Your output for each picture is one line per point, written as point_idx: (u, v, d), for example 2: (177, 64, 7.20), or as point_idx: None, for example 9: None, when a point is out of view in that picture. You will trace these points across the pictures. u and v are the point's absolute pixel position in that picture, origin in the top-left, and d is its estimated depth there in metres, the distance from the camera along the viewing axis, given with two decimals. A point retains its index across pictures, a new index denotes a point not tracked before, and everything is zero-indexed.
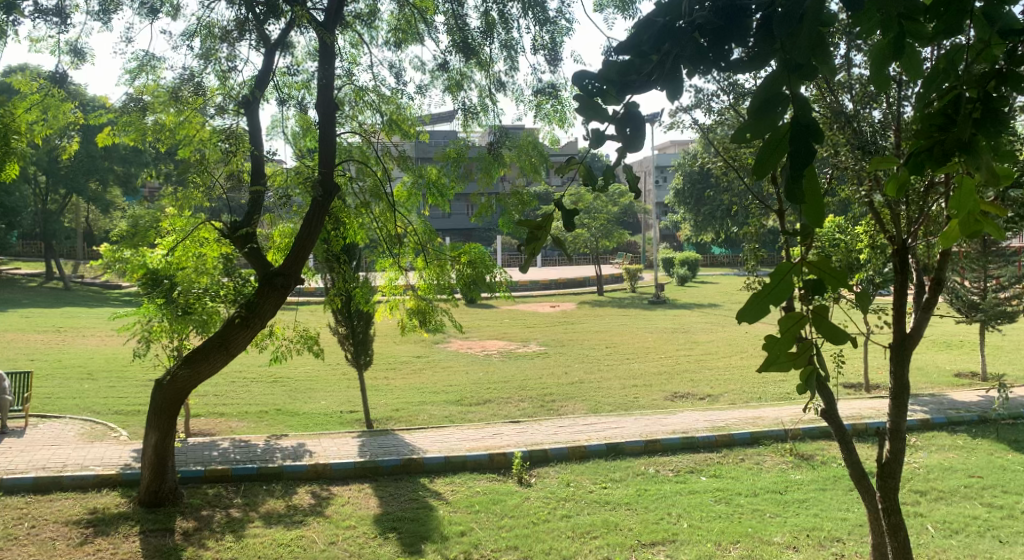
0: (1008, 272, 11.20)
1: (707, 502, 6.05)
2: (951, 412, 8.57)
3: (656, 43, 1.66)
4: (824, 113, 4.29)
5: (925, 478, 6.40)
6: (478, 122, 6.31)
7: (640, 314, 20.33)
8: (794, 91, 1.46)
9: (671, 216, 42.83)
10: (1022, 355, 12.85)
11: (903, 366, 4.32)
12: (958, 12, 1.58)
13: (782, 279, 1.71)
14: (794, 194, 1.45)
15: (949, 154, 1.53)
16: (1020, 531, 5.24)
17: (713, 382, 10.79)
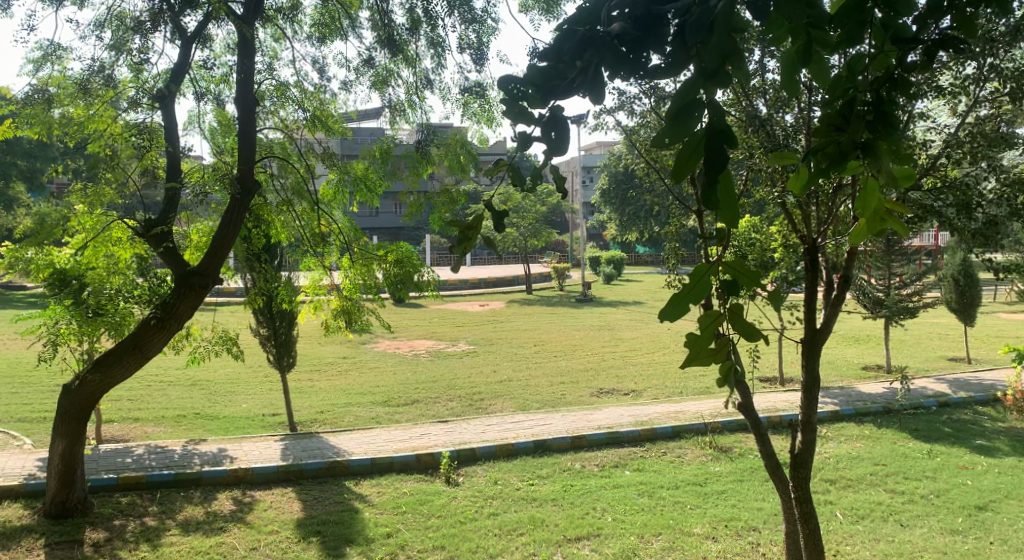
0: (910, 270, 11.83)
1: (631, 495, 6.18)
2: (859, 404, 9.00)
3: (579, 50, 1.79)
4: (739, 118, 4.54)
5: (834, 467, 6.71)
6: (406, 119, 6.22)
7: (567, 312, 20.56)
8: (709, 98, 1.64)
9: (597, 216, 43.50)
10: (923, 348, 13.59)
11: (814, 359, 4.51)
12: (858, 25, 1.77)
13: (700, 277, 1.78)
14: (710, 199, 1.61)
15: (846, 153, 1.67)
16: (919, 515, 5.56)
17: (637, 378, 11.02)
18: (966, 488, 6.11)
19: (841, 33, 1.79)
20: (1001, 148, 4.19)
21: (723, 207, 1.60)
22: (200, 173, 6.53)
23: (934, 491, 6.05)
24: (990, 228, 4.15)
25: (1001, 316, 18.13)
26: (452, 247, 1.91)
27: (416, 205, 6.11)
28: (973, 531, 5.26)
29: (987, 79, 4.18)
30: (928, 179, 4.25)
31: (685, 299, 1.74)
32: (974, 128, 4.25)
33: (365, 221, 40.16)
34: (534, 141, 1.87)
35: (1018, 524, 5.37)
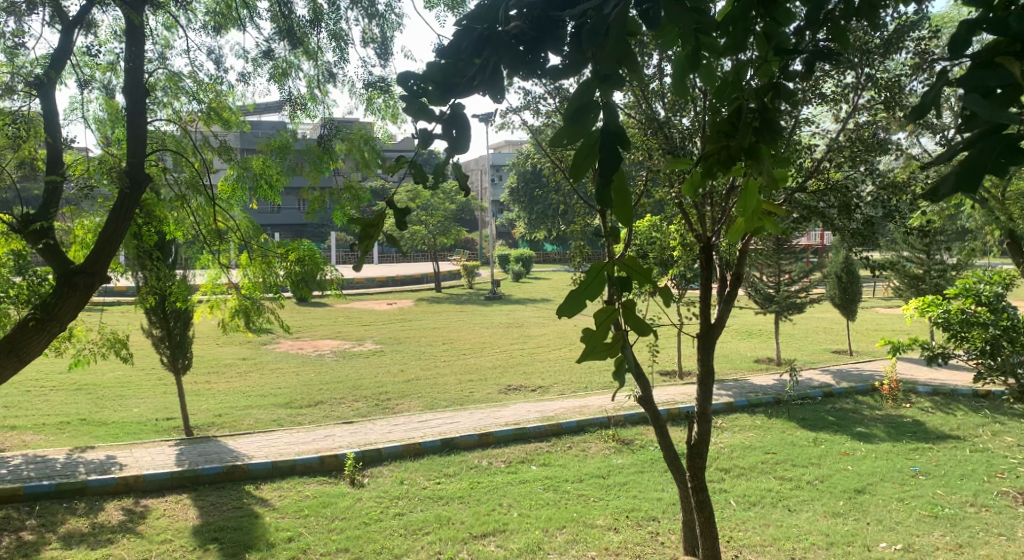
0: (798, 267, 12.47)
1: (537, 490, 6.25)
2: (751, 395, 9.42)
3: (477, 50, 1.83)
4: (639, 120, 4.65)
5: (729, 456, 7.00)
6: (307, 114, 6.09)
7: (476, 310, 20.56)
8: (606, 100, 1.70)
9: (506, 214, 43.79)
10: (810, 342, 14.36)
11: (708, 352, 4.69)
12: (741, 33, 1.98)
13: (597, 274, 1.87)
14: (604, 199, 1.69)
15: (736, 158, 1.91)
16: (805, 499, 5.88)
17: (544, 374, 11.15)
18: (847, 472, 6.50)
19: (727, 40, 2.01)
20: (878, 153, 4.46)
21: (614, 207, 1.71)
22: (84, 165, 6.18)
23: (819, 477, 6.40)
24: (870, 228, 4.39)
25: (879, 310, 19.34)
26: (354, 245, 1.91)
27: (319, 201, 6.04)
28: (853, 512, 5.60)
29: (864, 87, 4.42)
30: (811, 181, 4.48)
31: (581, 297, 1.83)
32: (853, 133, 4.49)
33: (267, 217, 38.94)
34: (435, 138, 1.89)
35: (892, 505, 5.75)
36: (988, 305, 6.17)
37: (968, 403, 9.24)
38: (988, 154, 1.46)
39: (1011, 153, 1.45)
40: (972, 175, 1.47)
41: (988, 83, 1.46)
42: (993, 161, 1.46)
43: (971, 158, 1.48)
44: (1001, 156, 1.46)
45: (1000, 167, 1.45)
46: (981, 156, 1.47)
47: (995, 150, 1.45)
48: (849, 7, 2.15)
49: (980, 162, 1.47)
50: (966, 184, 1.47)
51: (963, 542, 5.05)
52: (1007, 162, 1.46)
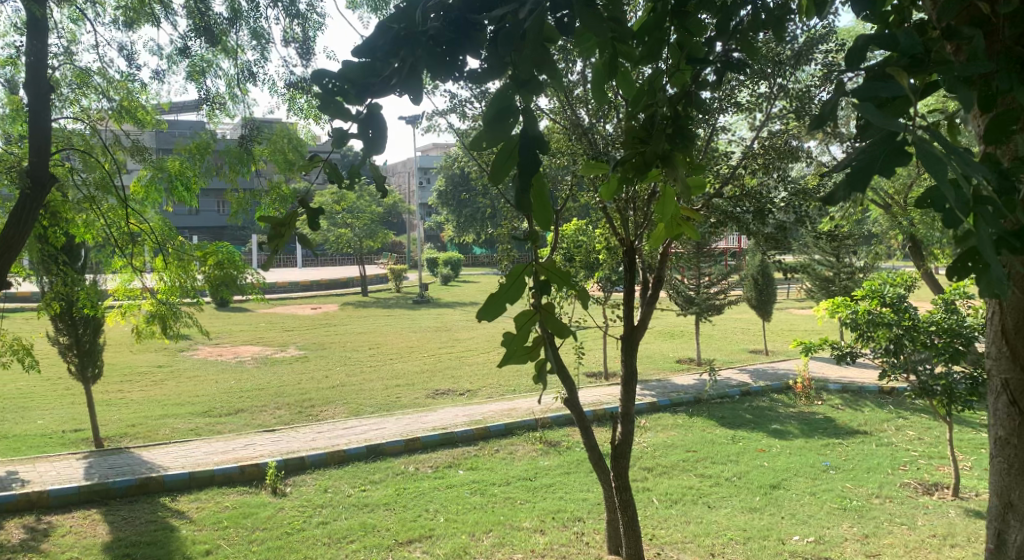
0: (718, 270, 12.85)
1: (464, 494, 6.24)
2: (673, 395, 9.65)
3: (394, 49, 1.81)
4: (564, 127, 4.69)
5: (651, 455, 7.14)
6: (226, 114, 5.90)
7: (404, 314, 20.37)
8: (524, 105, 1.71)
9: (433, 217, 43.60)
10: (729, 342, 14.82)
11: (632, 355, 4.77)
12: (656, 42, 2.07)
13: (517, 278, 1.87)
14: (523, 203, 1.70)
15: (651, 163, 1.96)
16: (724, 496, 6.05)
17: (472, 378, 11.14)
18: (764, 468, 6.72)
19: (642, 50, 2.07)
20: (789, 160, 4.63)
21: (536, 211, 1.73)
22: None
23: (737, 474, 6.60)
24: (780, 232, 4.63)
25: (793, 311, 20.13)
26: (263, 245, 1.87)
27: (243, 203, 5.97)
28: (769, 507, 5.80)
29: (776, 98, 4.60)
30: (728, 188, 4.59)
31: (501, 300, 1.82)
32: (767, 142, 4.63)
33: (186, 219, 37.63)
34: (351, 137, 1.88)
35: (805, 499, 5.98)
36: (892, 305, 6.50)
37: (875, 399, 9.71)
38: (876, 157, 1.40)
39: (898, 158, 1.38)
40: (859, 177, 1.41)
41: (880, 93, 1.44)
42: (881, 164, 1.40)
43: (858, 160, 1.43)
44: (889, 159, 1.39)
45: (886, 170, 1.39)
46: (868, 160, 1.41)
47: (881, 152, 1.39)
48: (756, 19, 2.25)
49: (869, 166, 1.41)
50: (853, 186, 1.41)
51: (869, 533, 5.29)
52: (896, 167, 1.39)
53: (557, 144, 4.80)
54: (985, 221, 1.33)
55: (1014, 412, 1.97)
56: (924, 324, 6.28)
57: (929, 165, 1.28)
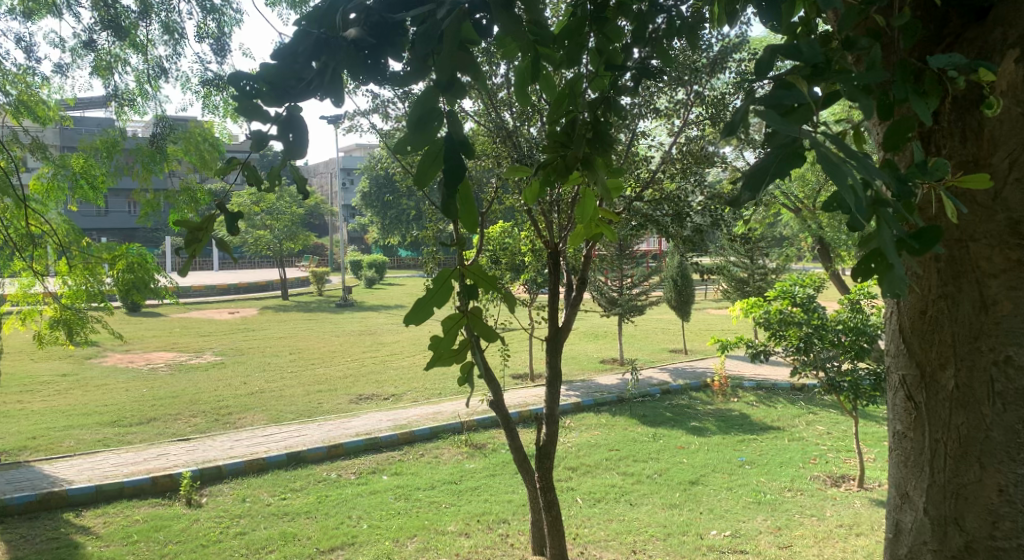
0: (639, 272, 13.11)
1: (387, 500, 6.16)
2: (597, 395, 9.79)
3: (315, 53, 1.78)
4: (489, 130, 4.70)
5: (576, 455, 7.23)
6: (135, 110, 5.66)
7: (326, 317, 20.01)
8: (448, 109, 1.72)
9: (356, 218, 42.97)
10: (650, 342, 15.14)
11: (556, 356, 4.80)
12: (576, 47, 2.09)
13: (444, 282, 1.85)
14: (449, 209, 1.70)
15: (573, 167, 2.02)
16: (646, 493, 6.17)
17: (396, 382, 11.02)
18: (683, 465, 6.89)
19: (564, 54, 2.12)
20: (705, 166, 4.76)
21: (462, 217, 1.73)
22: None
23: (658, 471, 6.75)
24: (697, 235, 4.74)
25: (711, 311, 20.76)
26: (179, 249, 1.81)
27: (154, 205, 5.66)
28: (687, 503, 5.94)
29: (694, 104, 4.69)
30: (648, 193, 4.69)
31: (428, 304, 1.80)
32: (684, 147, 4.78)
33: (92, 220, 35.89)
34: (270, 140, 1.84)
35: (722, 494, 6.16)
36: (802, 305, 6.79)
37: (787, 395, 10.10)
38: (774, 162, 1.43)
39: (794, 162, 1.42)
40: (756, 180, 1.44)
41: (783, 101, 1.49)
42: (776, 168, 1.43)
43: (756, 165, 1.45)
44: (784, 163, 1.42)
45: (782, 174, 1.42)
46: (766, 163, 1.44)
47: (778, 157, 1.42)
48: (671, 26, 2.32)
49: (765, 170, 1.43)
50: (750, 189, 1.43)
51: (781, 525, 5.49)
52: (791, 169, 1.42)
53: (481, 146, 4.79)
54: (886, 221, 1.40)
55: (911, 407, 1.98)
56: (832, 324, 6.56)
57: (828, 169, 1.33)
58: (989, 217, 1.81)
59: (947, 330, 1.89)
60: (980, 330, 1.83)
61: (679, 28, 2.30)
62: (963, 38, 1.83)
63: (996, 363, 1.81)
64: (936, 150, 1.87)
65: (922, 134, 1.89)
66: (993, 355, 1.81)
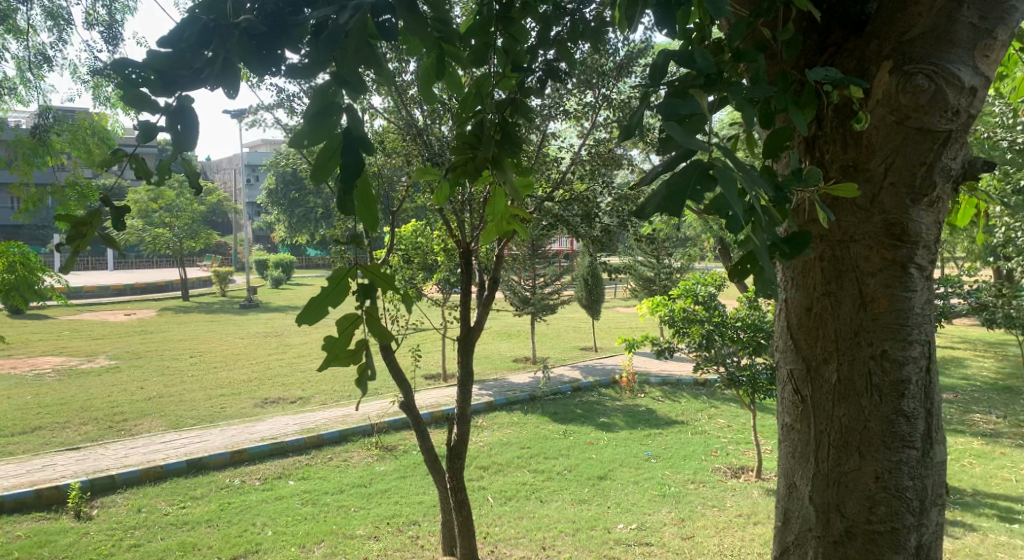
0: (550, 271, 13.26)
1: (294, 505, 6.01)
2: (509, 393, 9.84)
3: (204, 42, 1.72)
4: (399, 128, 4.62)
5: (488, 454, 7.24)
6: (16, 100, 5.30)
7: (231, 319, 19.32)
8: (349, 102, 1.69)
9: (263, 216, 41.72)
10: (561, 341, 15.39)
11: (467, 355, 4.80)
12: (483, 46, 2.11)
13: (339, 282, 1.82)
14: (345, 205, 1.67)
15: (482, 168, 2.03)
16: (556, 490, 6.25)
17: (304, 384, 10.77)
18: (592, 461, 7.01)
19: (470, 53, 2.10)
20: (612, 168, 4.86)
21: (361, 213, 1.69)
22: None
23: (568, 467, 6.85)
24: (606, 236, 4.77)
25: (619, 309, 21.24)
26: (62, 245, 1.71)
27: (38, 200, 5.31)
28: (596, 498, 6.06)
29: (601, 107, 4.78)
30: (559, 193, 4.75)
31: (323, 304, 1.77)
32: (593, 150, 4.85)
33: None
34: (157, 132, 1.77)
35: (629, 488, 6.30)
36: (704, 303, 7.05)
37: (691, 390, 10.44)
38: (687, 182, 1.42)
39: (707, 182, 1.41)
40: (673, 200, 1.42)
41: (680, 110, 1.52)
42: (691, 189, 1.41)
43: (671, 184, 1.43)
44: (696, 183, 1.42)
45: (698, 195, 1.41)
46: (681, 182, 1.42)
47: (690, 177, 1.41)
48: (576, 29, 2.35)
49: (681, 188, 1.42)
50: (671, 209, 1.42)
51: (684, 516, 5.67)
52: (705, 190, 1.41)
53: (391, 144, 4.73)
54: (764, 229, 1.49)
55: (798, 400, 1.96)
56: (732, 321, 6.83)
57: (723, 183, 1.39)
58: (867, 219, 1.80)
59: (830, 326, 1.87)
60: (859, 326, 1.82)
61: (583, 32, 2.34)
62: (844, 49, 1.85)
63: (874, 357, 1.80)
64: (820, 156, 1.85)
65: (806, 140, 1.87)
66: (872, 349, 1.81)
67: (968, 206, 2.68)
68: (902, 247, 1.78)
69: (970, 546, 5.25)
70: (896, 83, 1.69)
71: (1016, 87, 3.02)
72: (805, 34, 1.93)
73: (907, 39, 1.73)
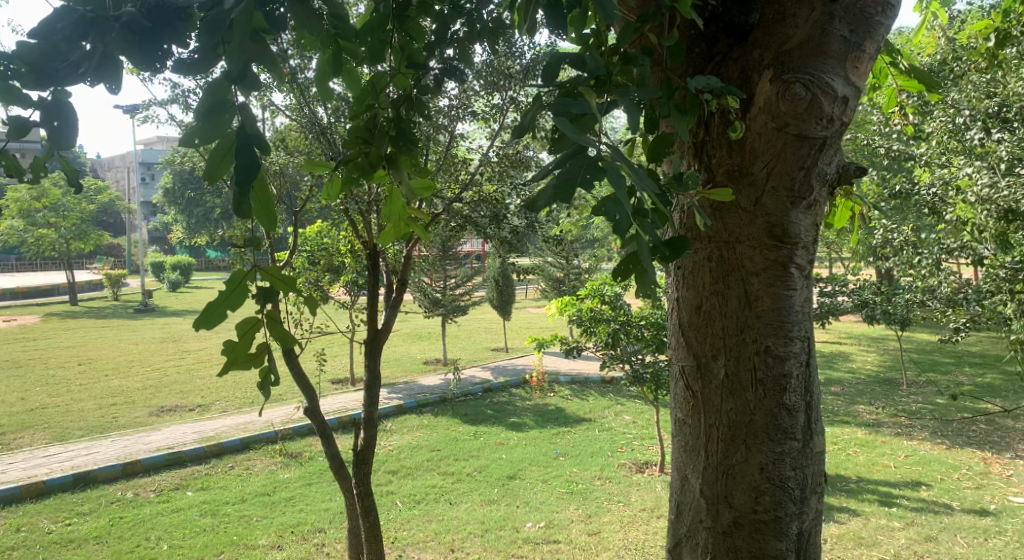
0: (461, 272, 13.27)
1: (192, 517, 5.77)
2: (419, 396, 9.77)
3: (82, 34, 1.62)
4: (302, 124, 4.43)
5: (397, 458, 7.16)
6: None
7: (123, 324, 18.37)
8: (243, 100, 1.64)
9: (160, 216, 39.89)
10: (472, 341, 15.43)
11: (373, 358, 4.73)
12: (379, 44, 2.09)
13: (238, 284, 1.74)
14: (242, 208, 1.60)
15: (375, 165, 2.05)
16: (465, 491, 6.24)
17: (204, 391, 10.35)
18: (501, 461, 7.04)
19: (365, 50, 2.09)
20: (521, 169, 4.87)
21: (258, 214, 1.64)
22: None
23: (477, 468, 6.84)
24: (514, 237, 4.80)
25: (530, 309, 21.45)
26: None
27: None
28: (505, 498, 6.09)
29: (508, 109, 4.74)
30: (467, 194, 4.75)
31: (221, 308, 1.70)
32: (501, 151, 4.83)
33: None
34: (31, 128, 1.67)
35: (537, 487, 6.36)
36: (610, 303, 7.20)
37: (598, 388, 10.64)
38: (575, 173, 1.44)
39: (596, 172, 1.44)
40: (563, 190, 1.44)
41: (571, 109, 1.56)
42: (581, 179, 1.44)
43: (560, 173, 1.45)
44: (586, 175, 1.44)
45: (586, 183, 1.44)
46: (570, 171, 1.45)
47: (580, 167, 1.44)
48: (473, 29, 2.32)
49: (571, 179, 1.45)
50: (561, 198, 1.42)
51: (590, 513, 5.77)
52: (593, 180, 1.44)
53: (293, 143, 4.62)
54: (645, 229, 1.54)
55: (688, 396, 2.02)
56: (637, 319, 7.04)
57: (614, 178, 1.43)
58: (750, 221, 1.88)
59: (718, 324, 1.94)
60: (745, 323, 1.90)
61: (482, 32, 2.31)
62: (729, 57, 1.92)
63: (759, 353, 1.88)
64: (707, 161, 1.92)
65: (695, 146, 1.94)
66: (756, 345, 1.88)
67: (844, 209, 2.84)
68: (783, 247, 1.87)
69: (854, 530, 5.57)
70: (776, 90, 1.78)
71: (889, 99, 3.21)
72: (692, 43, 2.00)
73: (785, 49, 1.82)
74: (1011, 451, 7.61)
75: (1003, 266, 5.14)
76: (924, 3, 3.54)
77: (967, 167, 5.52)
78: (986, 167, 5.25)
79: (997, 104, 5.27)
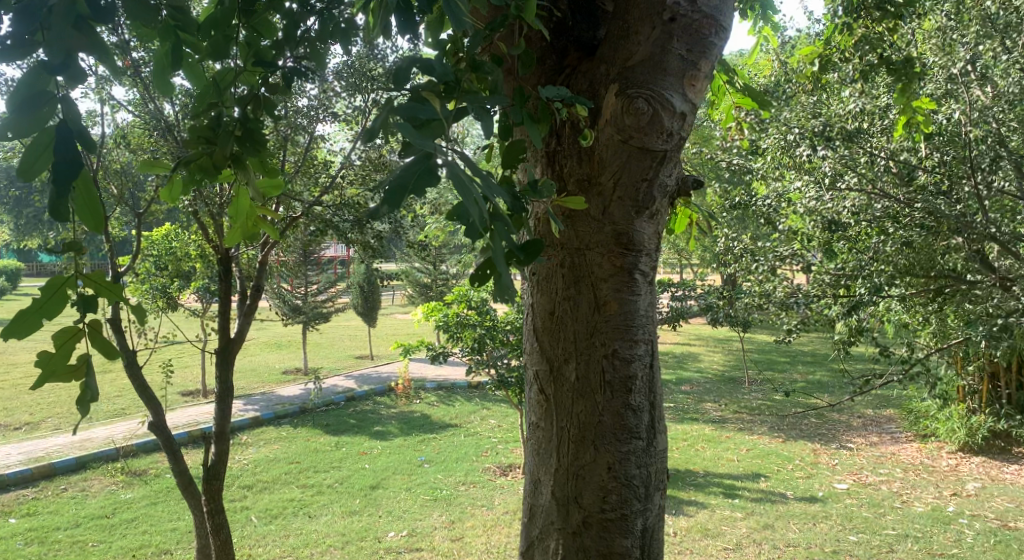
0: (323, 279, 12.92)
1: (15, 546, 5.26)
2: (278, 407, 9.41)
3: None
4: (145, 118, 4.16)
5: (252, 472, 6.85)
6: None
7: None
8: (66, 92, 1.51)
9: None
10: (335, 349, 15.09)
11: (224, 368, 4.50)
12: (224, 39, 1.98)
13: (57, 289, 1.60)
14: (60, 210, 1.47)
15: (218, 166, 1.98)
16: (325, 503, 6.07)
17: (33, 408, 9.48)
18: (364, 471, 6.89)
19: (208, 45, 1.97)
20: (385, 173, 4.79)
21: (80, 215, 1.52)
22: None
23: (337, 479, 6.67)
24: (378, 242, 4.73)
25: (394, 316, 21.23)
26: None
27: None
28: (366, 508, 5.97)
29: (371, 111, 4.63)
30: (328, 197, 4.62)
31: (34, 317, 1.56)
32: (364, 155, 4.74)
33: None
34: None
35: (400, 495, 6.30)
36: (476, 309, 7.23)
37: (463, 393, 10.68)
38: (412, 177, 1.42)
39: (429, 177, 1.42)
40: (395, 197, 1.41)
41: (418, 114, 1.54)
42: (413, 185, 1.41)
43: (397, 177, 1.42)
44: (421, 181, 1.42)
45: (420, 189, 1.41)
46: (406, 176, 1.42)
47: (415, 174, 1.42)
48: (323, 29, 2.24)
49: (405, 185, 1.41)
50: (392, 206, 1.40)
51: (454, 518, 5.78)
52: (428, 189, 1.43)
53: (136, 140, 4.33)
54: (496, 234, 1.53)
55: (541, 398, 2.06)
56: (502, 325, 7.16)
57: (458, 185, 1.41)
58: (598, 229, 1.94)
59: (569, 328, 1.99)
60: (594, 326, 1.96)
61: (331, 32, 2.25)
62: (578, 71, 2.00)
63: (607, 355, 1.95)
64: (558, 170, 1.98)
65: (547, 154, 2.00)
66: (605, 348, 1.95)
67: (684, 217, 3.02)
68: (629, 254, 1.95)
69: (700, 522, 5.88)
70: (620, 105, 1.85)
71: (727, 114, 3.42)
72: (544, 54, 2.06)
73: (630, 65, 1.90)
74: (836, 441, 8.34)
75: (829, 272, 5.62)
76: (757, 27, 3.81)
77: (797, 181, 5.94)
78: (813, 181, 5.64)
79: (822, 123, 5.59)
